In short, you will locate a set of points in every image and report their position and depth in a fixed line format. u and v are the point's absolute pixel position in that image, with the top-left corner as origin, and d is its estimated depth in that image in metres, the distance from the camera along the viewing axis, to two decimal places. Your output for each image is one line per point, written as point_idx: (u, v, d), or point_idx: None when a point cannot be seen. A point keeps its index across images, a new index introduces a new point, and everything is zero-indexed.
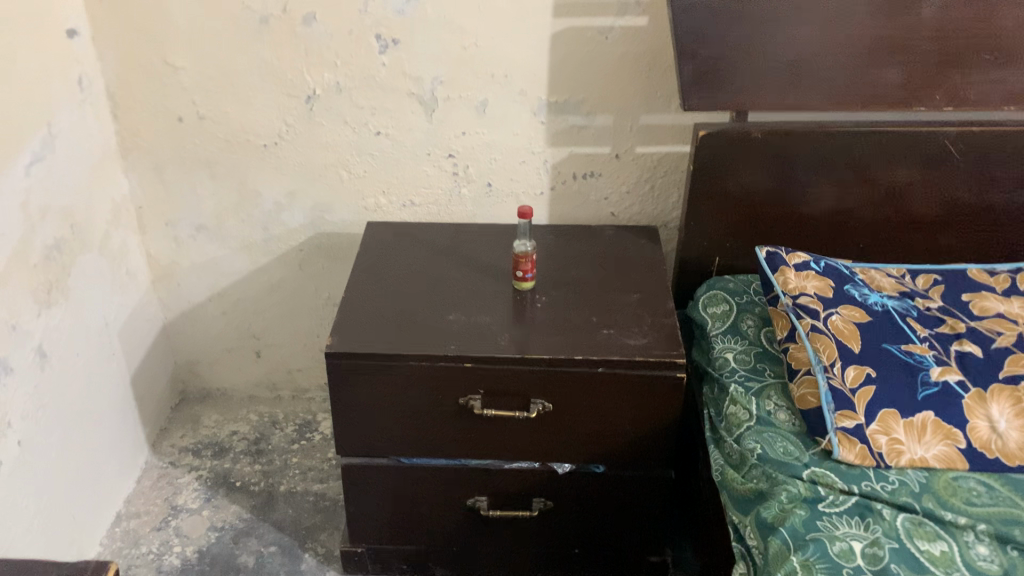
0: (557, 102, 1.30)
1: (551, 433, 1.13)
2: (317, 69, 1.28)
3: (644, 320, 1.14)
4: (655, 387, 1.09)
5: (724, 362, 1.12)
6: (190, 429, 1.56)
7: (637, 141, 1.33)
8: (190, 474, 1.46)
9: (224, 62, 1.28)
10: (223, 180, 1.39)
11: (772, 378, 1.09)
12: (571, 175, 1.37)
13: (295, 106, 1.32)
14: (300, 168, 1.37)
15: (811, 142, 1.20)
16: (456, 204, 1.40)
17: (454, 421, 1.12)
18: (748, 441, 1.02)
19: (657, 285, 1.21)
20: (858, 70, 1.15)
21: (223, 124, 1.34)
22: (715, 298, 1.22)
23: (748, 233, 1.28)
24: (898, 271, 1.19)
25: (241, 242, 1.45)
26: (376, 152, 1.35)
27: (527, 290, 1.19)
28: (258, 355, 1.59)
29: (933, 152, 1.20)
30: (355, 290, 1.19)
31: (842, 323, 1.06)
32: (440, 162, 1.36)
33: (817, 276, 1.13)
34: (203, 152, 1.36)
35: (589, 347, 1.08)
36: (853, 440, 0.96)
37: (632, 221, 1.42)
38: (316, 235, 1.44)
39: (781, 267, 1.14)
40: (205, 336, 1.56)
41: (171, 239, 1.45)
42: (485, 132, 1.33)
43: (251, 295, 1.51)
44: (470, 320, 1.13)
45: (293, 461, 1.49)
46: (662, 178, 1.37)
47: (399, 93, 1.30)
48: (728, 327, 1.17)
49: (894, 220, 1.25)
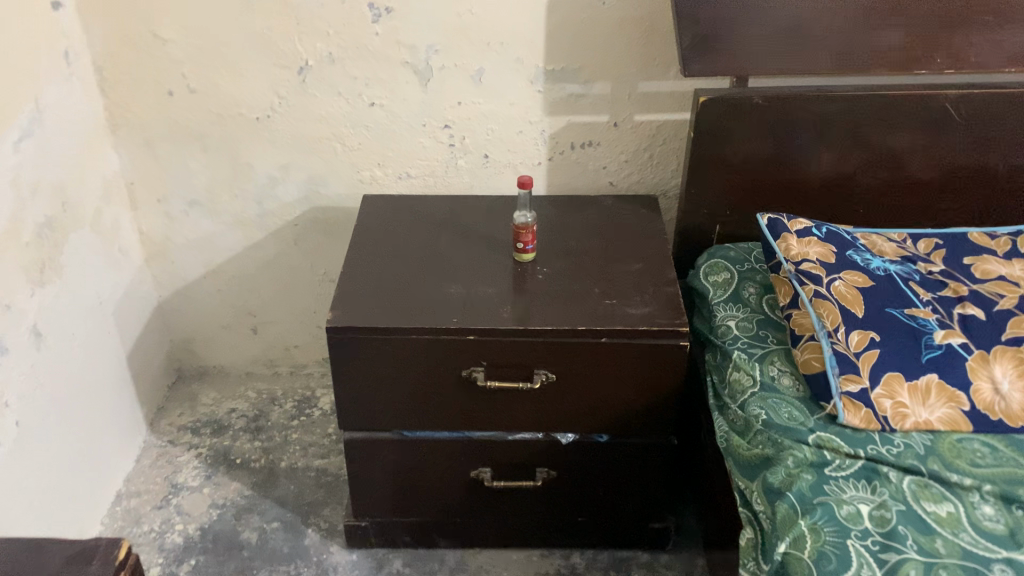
0: (554, 70, 1.28)
1: (554, 403, 1.12)
2: (309, 40, 1.26)
3: (646, 289, 1.13)
4: (659, 356, 1.08)
5: (727, 330, 1.12)
6: (188, 407, 1.54)
7: (635, 109, 1.32)
8: (190, 452, 1.45)
9: (214, 33, 1.26)
10: (216, 155, 1.37)
11: (775, 344, 1.08)
12: (569, 145, 1.35)
13: (287, 78, 1.30)
14: (293, 142, 1.36)
15: (811, 106, 1.19)
16: (453, 175, 1.39)
17: (457, 394, 1.12)
18: (752, 407, 1.01)
19: (659, 254, 1.21)
20: (858, 33, 1.14)
21: (215, 97, 1.31)
22: (717, 266, 1.22)
23: (748, 200, 1.27)
24: (899, 236, 1.18)
25: (235, 217, 1.44)
26: (370, 123, 1.34)
27: (528, 261, 1.19)
28: (255, 332, 1.57)
29: (934, 115, 1.19)
30: (354, 264, 1.17)
31: (845, 288, 1.06)
32: (436, 133, 1.34)
33: (819, 241, 1.12)
34: (195, 126, 1.34)
35: (591, 318, 1.08)
36: (857, 404, 0.96)
37: (631, 190, 1.41)
38: (311, 209, 1.43)
39: (783, 233, 1.13)
40: (200, 314, 1.54)
41: (164, 216, 1.43)
42: (481, 102, 1.31)
43: (247, 272, 1.50)
44: (471, 293, 1.12)
45: (292, 437, 1.48)
46: (661, 147, 1.36)
47: (393, 63, 1.28)
48: (730, 295, 1.17)
49: (894, 184, 1.25)
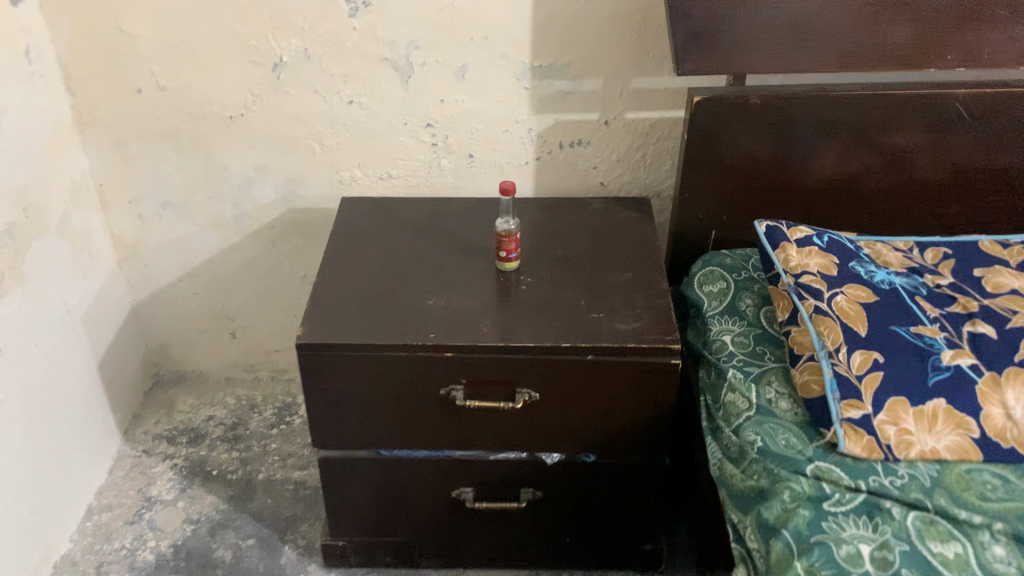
0: (541, 66, 1.22)
1: (539, 423, 1.07)
2: (284, 35, 1.19)
3: (636, 302, 1.07)
4: (649, 374, 1.02)
5: (722, 346, 1.06)
6: (164, 414, 1.48)
7: (627, 106, 1.25)
8: (165, 463, 1.39)
9: (183, 28, 1.19)
10: (188, 155, 1.30)
11: (773, 362, 1.02)
12: (558, 143, 1.29)
13: (261, 74, 1.23)
14: (268, 141, 1.29)
15: (813, 106, 1.12)
16: (437, 176, 1.32)
17: (435, 413, 1.06)
18: (747, 432, 0.95)
19: (651, 262, 1.14)
20: (864, 29, 1.07)
21: (185, 94, 1.25)
22: (712, 276, 1.16)
23: (746, 205, 1.20)
24: (905, 244, 1.11)
25: (210, 219, 1.37)
26: (349, 122, 1.27)
27: (512, 270, 1.12)
28: (234, 336, 1.51)
29: (943, 115, 1.12)
30: (328, 273, 1.11)
31: (847, 304, 0.99)
32: (419, 132, 1.28)
33: (820, 252, 1.06)
34: (166, 125, 1.27)
35: (577, 334, 1.01)
36: (860, 431, 0.90)
37: (623, 191, 1.34)
38: (288, 211, 1.36)
39: (782, 243, 1.07)
40: (177, 318, 1.48)
41: (136, 218, 1.36)
42: (465, 100, 1.25)
43: (224, 275, 1.43)
44: (450, 306, 1.06)
45: (271, 447, 1.43)
46: (654, 145, 1.29)
47: (372, 59, 1.21)
48: (726, 308, 1.11)
49: (900, 188, 1.18)
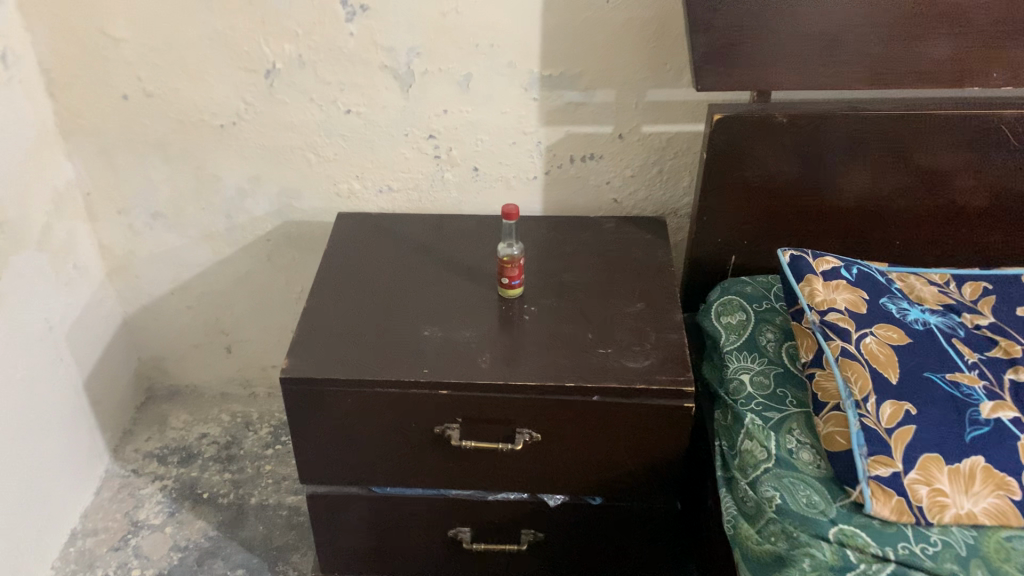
0: (551, 76, 1.14)
1: (541, 465, 0.99)
2: (277, 41, 1.12)
3: (647, 336, 0.99)
4: (659, 418, 0.95)
5: (739, 386, 0.98)
6: (156, 431, 1.43)
7: (643, 119, 1.17)
8: (154, 484, 1.34)
9: (169, 33, 1.11)
10: (178, 164, 1.24)
11: (794, 407, 0.94)
12: (569, 158, 1.21)
13: (253, 82, 1.16)
14: (262, 151, 1.22)
15: (843, 126, 1.03)
16: (439, 190, 1.25)
17: (429, 452, 0.99)
18: (765, 487, 0.87)
19: (664, 291, 1.06)
20: (901, 44, 0.98)
21: (174, 102, 1.18)
22: (730, 306, 1.08)
23: (769, 229, 1.12)
24: (941, 277, 1.02)
25: (202, 231, 1.30)
26: (347, 133, 1.20)
27: (514, 298, 1.05)
28: (229, 351, 1.45)
29: (986, 137, 1.03)
30: (320, 298, 1.04)
31: (878, 347, 0.91)
32: (420, 144, 1.21)
33: (848, 286, 0.97)
34: (154, 133, 1.21)
35: (582, 372, 0.94)
36: (888, 491, 0.82)
37: (637, 208, 1.27)
38: (283, 223, 1.29)
39: (807, 275, 0.99)
40: (169, 331, 1.42)
41: (125, 229, 1.30)
42: (470, 110, 1.17)
43: (217, 288, 1.37)
44: (448, 338, 0.99)
45: (265, 469, 1.37)
46: (672, 161, 1.21)
47: (370, 66, 1.14)
48: (744, 343, 1.03)
49: (938, 214, 1.10)
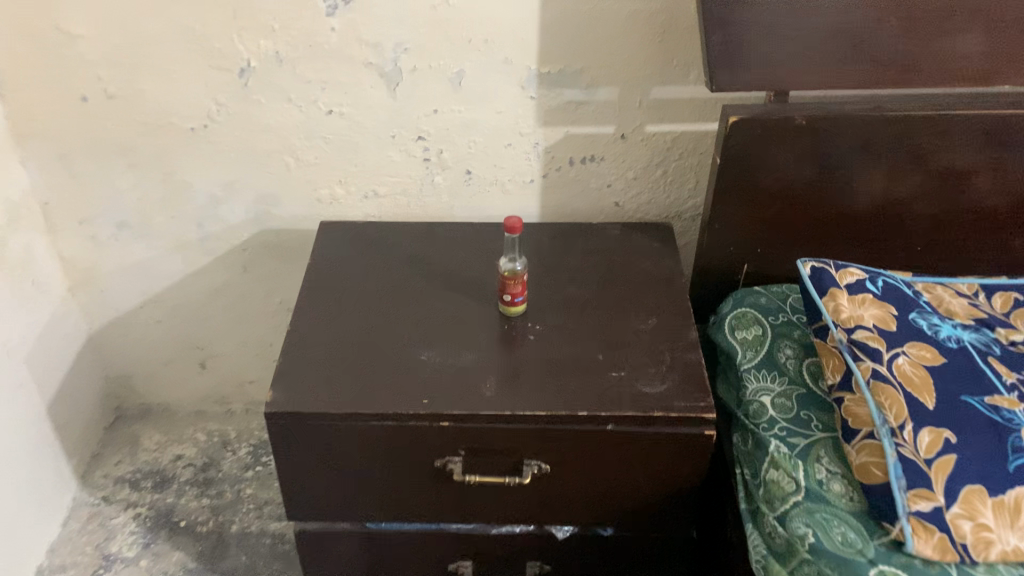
0: (549, 73, 1.06)
1: (549, 497, 0.92)
2: (251, 37, 1.02)
3: (662, 357, 0.92)
4: (678, 447, 0.88)
5: (760, 409, 0.91)
6: (127, 454, 1.34)
7: (647, 119, 1.10)
8: (127, 513, 1.25)
9: (132, 28, 1.01)
10: (145, 171, 1.14)
11: (821, 431, 0.88)
12: (568, 160, 1.14)
13: (226, 81, 1.06)
14: (237, 155, 1.13)
15: (867, 129, 0.96)
16: (429, 195, 1.17)
17: (429, 486, 0.92)
18: (796, 524, 0.82)
19: (676, 306, 0.99)
20: (929, 38, 0.92)
21: (139, 104, 1.08)
22: (745, 319, 1.01)
23: (786, 236, 1.05)
24: (969, 287, 0.97)
25: (172, 241, 1.21)
26: (329, 135, 1.11)
27: (517, 315, 0.98)
28: (203, 366, 1.36)
29: (1016, 138, 0.97)
30: (306, 320, 0.96)
31: (911, 369, 0.85)
32: (409, 146, 1.12)
33: (875, 300, 0.91)
34: (118, 138, 1.11)
35: (594, 399, 0.87)
36: (930, 528, 0.76)
37: (639, 211, 1.20)
38: (261, 232, 1.21)
39: (831, 289, 0.92)
40: (139, 347, 1.33)
41: (88, 240, 1.20)
42: (462, 110, 1.09)
43: (190, 301, 1.28)
44: (447, 362, 0.91)
45: (246, 493, 1.29)
46: (677, 162, 1.15)
47: (354, 63, 1.05)
48: (762, 360, 0.96)
49: (962, 217, 1.04)
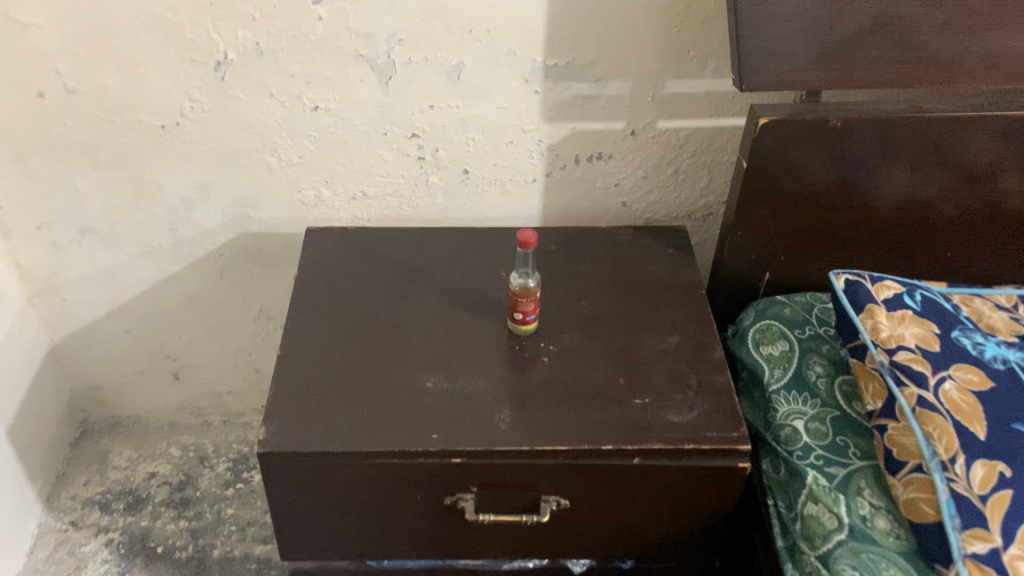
0: (556, 66, 0.97)
1: (566, 532, 0.86)
2: (229, 27, 0.92)
3: (688, 381, 0.85)
4: (709, 480, 0.81)
5: (793, 435, 0.85)
6: (96, 473, 1.25)
7: (659, 114, 1.02)
8: (98, 539, 1.17)
9: (94, 17, 0.91)
10: (111, 172, 1.04)
11: (859, 459, 0.82)
12: (573, 158, 1.06)
13: (200, 75, 0.96)
14: (213, 155, 1.03)
15: (903, 131, 0.89)
16: (423, 196, 1.09)
17: (437, 525, 0.85)
18: (841, 566, 0.76)
19: (697, 321, 0.92)
20: (973, 33, 0.85)
21: (103, 99, 0.97)
22: (770, 333, 0.95)
23: (811, 242, 0.99)
24: (1007, 298, 0.92)
25: (142, 246, 1.11)
26: (314, 133, 1.01)
27: (527, 334, 0.90)
28: (177, 377, 1.27)
29: None
30: (297, 345, 0.88)
31: (958, 394, 0.78)
32: (401, 144, 1.03)
33: (915, 317, 0.85)
34: (80, 137, 1.00)
35: (619, 431, 0.80)
36: (988, 571, 0.70)
37: (647, 211, 1.13)
38: (239, 236, 1.11)
39: (868, 305, 0.86)
40: (106, 358, 1.23)
41: (49, 247, 1.10)
42: (459, 106, 1.00)
43: (162, 310, 1.18)
44: (456, 390, 0.84)
45: (227, 513, 1.20)
46: (689, 160, 1.07)
47: (342, 56, 0.95)
48: (791, 379, 0.90)
49: (997, 223, 0.97)
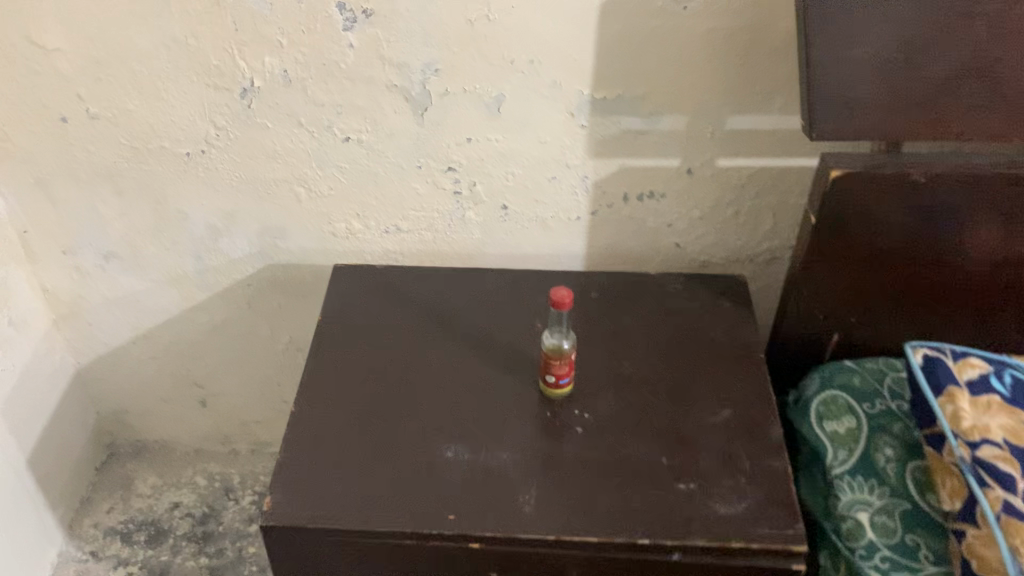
0: (605, 100, 0.89)
1: None
2: (254, 52, 0.86)
3: (738, 463, 0.76)
4: None
5: (856, 530, 0.76)
6: (120, 500, 1.22)
7: (719, 152, 0.93)
8: (117, 572, 1.13)
9: (114, 40, 0.85)
10: (134, 199, 0.99)
11: (931, 565, 0.73)
12: (622, 196, 0.97)
13: (224, 102, 0.90)
14: (238, 184, 0.97)
15: (998, 189, 0.78)
16: (459, 231, 1.01)
17: None
18: None
19: (751, 391, 0.83)
20: None
21: (125, 125, 0.92)
22: (836, 405, 0.85)
23: (884, 302, 0.88)
24: None
25: (167, 274, 1.06)
26: (343, 164, 0.95)
27: (560, 398, 0.82)
28: (203, 404, 1.22)
29: None
30: (312, 401, 0.82)
31: None
32: (436, 178, 0.96)
33: (1003, 405, 0.74)
34: (102, 162, 0.95)
35: (657, 522, 0.71)
36: None
37: (702, 254, 1.03)
38: (267, 267, 1.05)
39: (949, 388, 0.75)
40: (133, 382, 1.19)
41: (73, 272, 1.06)
42: (499, 139, 0.92)
43: (188, 339, 1.13)
44: (478, 463, 0.76)
45: (249, 552, 1.16)
46: (751, 201, 0.97)
47: (373, 84, 0.88)
48: (857, 462, 0.80)
49: None
